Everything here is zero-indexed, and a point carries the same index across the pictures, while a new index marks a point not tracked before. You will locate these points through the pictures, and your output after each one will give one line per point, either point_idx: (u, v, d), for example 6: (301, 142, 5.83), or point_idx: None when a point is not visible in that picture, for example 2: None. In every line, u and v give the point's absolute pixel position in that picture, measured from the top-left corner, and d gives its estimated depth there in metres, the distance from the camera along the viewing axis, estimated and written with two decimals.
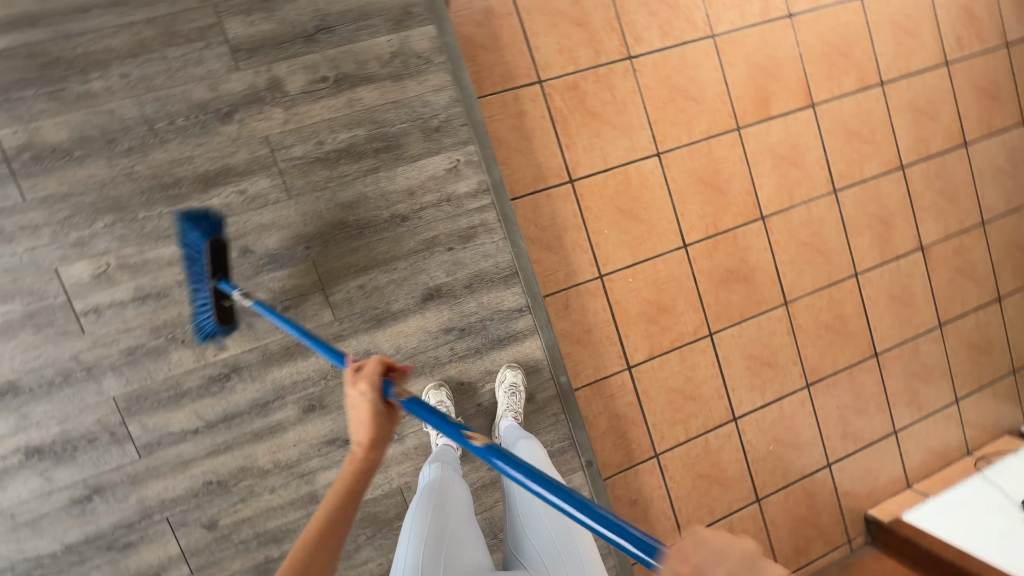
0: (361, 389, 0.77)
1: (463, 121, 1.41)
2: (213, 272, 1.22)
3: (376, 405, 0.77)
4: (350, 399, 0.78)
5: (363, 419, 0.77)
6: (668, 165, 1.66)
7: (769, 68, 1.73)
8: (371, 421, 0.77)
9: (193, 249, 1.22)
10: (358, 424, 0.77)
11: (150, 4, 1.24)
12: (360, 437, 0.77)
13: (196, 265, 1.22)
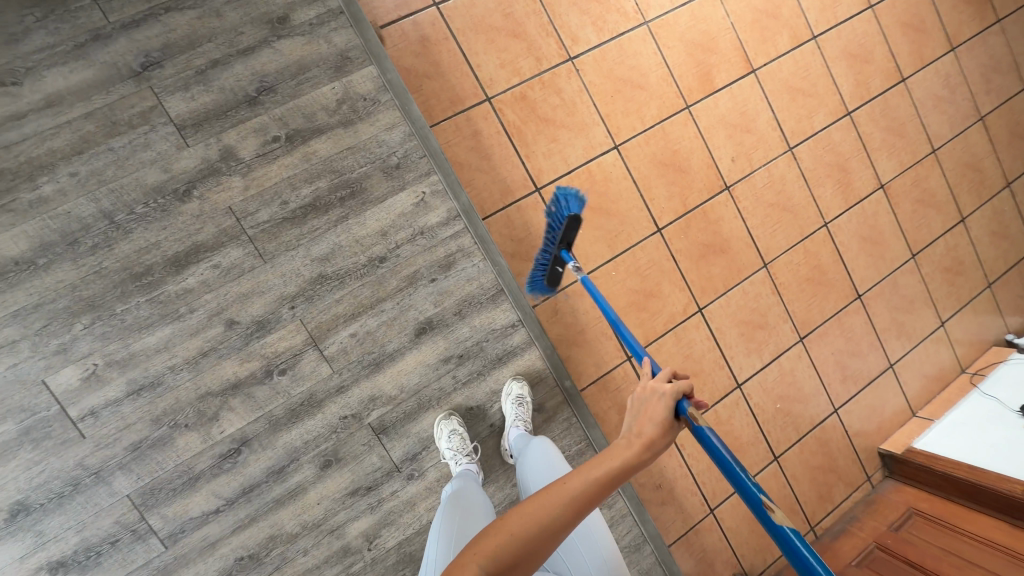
0: (664, 391, 0.80)
1: (421, 154, 1.42)
2: (561, 243, 1.31)
3: (666, 416, 0.77)
4: (638, 393, 0.82)
5: (655, 416, 0.78)
6: (628, 156, 1.69)
7: (705, 43, 1.77)
8: (659, 425, 0.77)
9: (554, 220, 1.29)
10: (645, 422, 0.77)
11: (85, 98, 1.22)
12: (644, 433, 0.76)
13: (552, 231, 1.30)
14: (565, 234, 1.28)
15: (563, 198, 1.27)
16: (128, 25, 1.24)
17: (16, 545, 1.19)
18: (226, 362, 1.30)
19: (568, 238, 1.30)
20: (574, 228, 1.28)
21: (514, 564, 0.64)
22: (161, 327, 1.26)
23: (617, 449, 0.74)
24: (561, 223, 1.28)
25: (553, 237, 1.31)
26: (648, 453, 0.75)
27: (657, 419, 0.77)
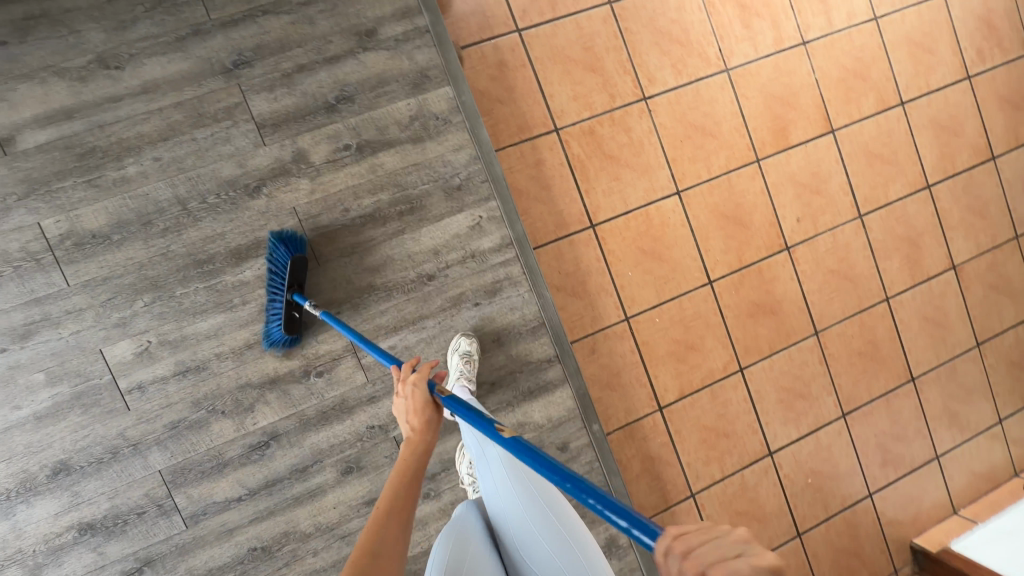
0: (411, 381, 0.85)
1: (483, 178, 1.42)
2: (289, 287, 1.27)
3: (426, 397, 0.83)
4: (398, 396, 0.86)
5: (417, 406, 0.83)
6: (688, 204, 1.65)
7: (785, 97, 1.72)
8: (424, 414, 0.83)
9: (277, 265, 1.28)
10: (412, 414, 0.83)
11: (178, 88, 1.28)
12: (414, 425, 0.82)
13: (277, 276, 1.28)
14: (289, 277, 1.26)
15: (273, 247, 1.27)
16: (228, 24, 1.29)
17: (52, 501, 1.25)
18: (268, 357, 1.33)
19: (293, 280, 1.27)
20: (300, 268, 1.27)
21: None
22: (214, 315, 1.31)
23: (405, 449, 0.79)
24: (282, 266, 1.28)
25: (276, 284, 1.28)
26: (427, 433, 0.82)
27: (420, 405, 0.83)
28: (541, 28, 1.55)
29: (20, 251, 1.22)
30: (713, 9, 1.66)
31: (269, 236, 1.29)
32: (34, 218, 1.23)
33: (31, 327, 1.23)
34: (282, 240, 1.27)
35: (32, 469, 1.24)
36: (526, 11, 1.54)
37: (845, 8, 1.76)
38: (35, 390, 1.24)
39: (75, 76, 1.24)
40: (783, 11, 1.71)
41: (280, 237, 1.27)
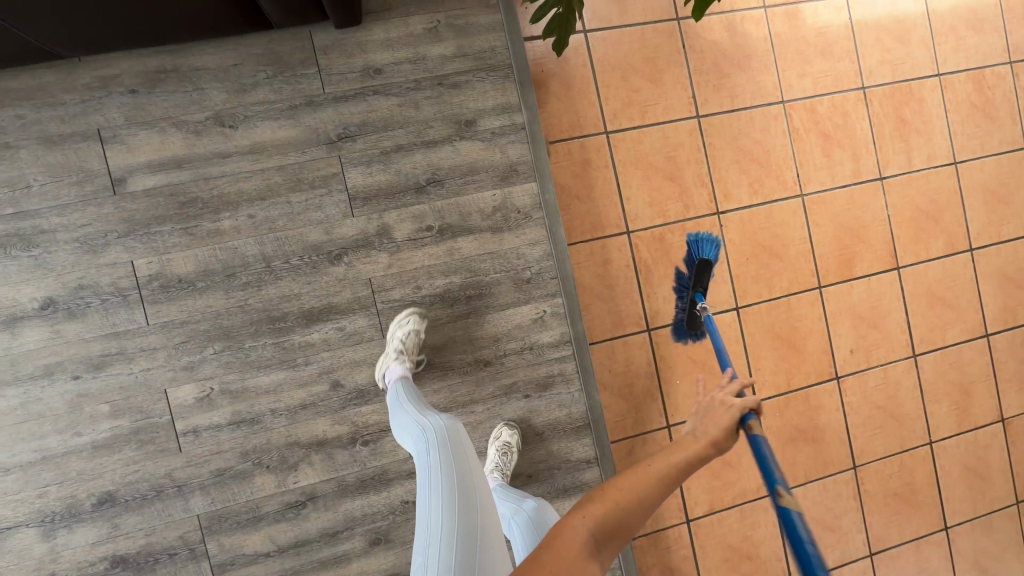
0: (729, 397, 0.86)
1: (553, 275, 1.45)
2: (696, 285, 1.37)
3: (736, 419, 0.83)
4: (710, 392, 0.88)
5: (720, 423, 0.82)
6: (745, 320, 1.66)
7: (856, 229, 1.73)
8: (725, 430, 0.82)
9: (689, 261, 1.38)
10: (710, 426, 0.81)
11: (283, 153, 1.34)
12: (709, 432, 0.81)
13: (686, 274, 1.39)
14: (699, 277, 1.37)
15: (698, 241, 1.37)
16: (340, 99, 1.36)
17: (92, 530, 1.28)
18: (320, 419, 1.36)
19: (701, 281, 1.37)
20: (705, 269, 1.36)
21: (613, 534, 0.71)
22: (276, 371, 1.34)
23: (688, 442, 0.80)
24: (693, 265, 1.37)
25: (686, 281, 1.39)
26: (726, 444, 0.81)
27: (727, 421, 0.83)
28: (628, 132, 1.59)
29: (110, 286, 1.28)
30: (796, 135, 1.69)
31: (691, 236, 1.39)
32: (129, 256, 1.29)
33: (105, 358, 1.28)
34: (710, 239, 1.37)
35: (80, 495, 1.27)
36: (617, 115, 1.58)
37: (926, 149, 1.78)
38: (98, 420, 1.28)
39: (191, 129, 1.30)
40: (865, 145, 1.74)
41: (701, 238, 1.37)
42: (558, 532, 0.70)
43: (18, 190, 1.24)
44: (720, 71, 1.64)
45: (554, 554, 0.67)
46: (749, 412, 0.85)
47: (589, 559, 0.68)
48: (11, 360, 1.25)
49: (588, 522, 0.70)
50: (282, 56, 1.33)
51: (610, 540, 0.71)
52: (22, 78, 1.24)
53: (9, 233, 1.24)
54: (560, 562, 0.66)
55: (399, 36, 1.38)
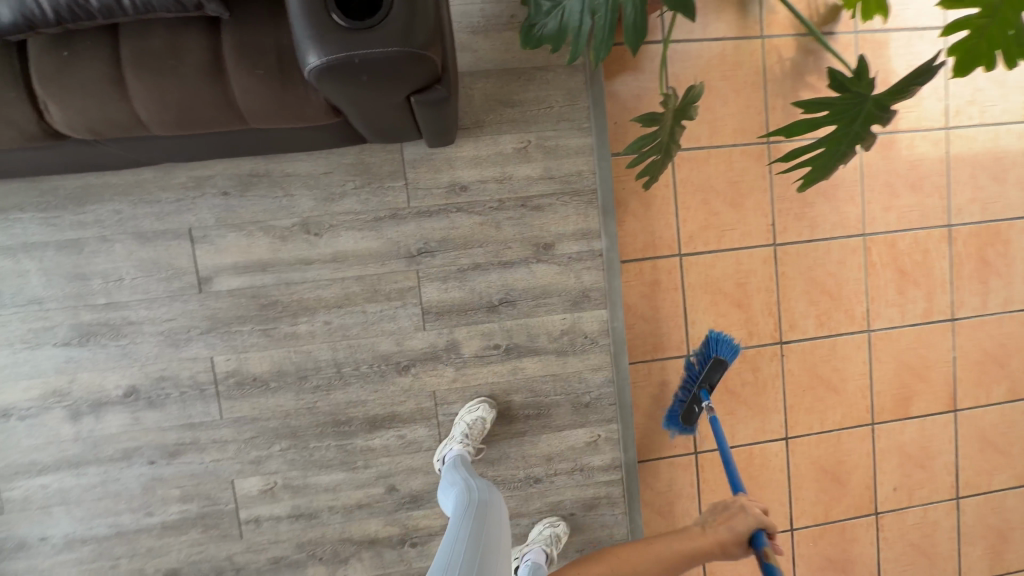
0: (739, 517, 1.08)
1: (612, 400, 1.47)
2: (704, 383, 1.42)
3: (739, 529, 1.06)
4: (726, 506, 1.12)
5: (724, 527, 1.08)
6: (792, 450, 1.66)
7: (918, 368, 1.70)
8: (729, 533, 1.07)
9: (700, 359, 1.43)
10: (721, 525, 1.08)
11: (363, 264, 1.35)
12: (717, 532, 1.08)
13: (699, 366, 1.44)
14: (708, 374, 1.41)
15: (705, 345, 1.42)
16: (423, 214, 1.36)
17: None
18: (373, 519, 1.42)
19: (710, 378, 1.42)
20: (716, 369, 1.41)
21: None
22: (337, 471, 1.39)
23: (699, 536, 1.08)
24: (707, 362, 1.43)
25: (696, 373, 1.44)
26: (719, 543, 1.07)
27: (733, 531, 1.07)
28: (702, 256, 1.57)
29: (189, 378, 1.33)
30: (872, 270, 1.65)
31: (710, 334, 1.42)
32: (209, 352, 1.33)
33: (180, 446, 1.34)
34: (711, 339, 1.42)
35: (147, 570, 1.36)
36: (693, 238, 1.56)
37: (1004, 292, 1.72)
38: (169, 502, 1.35)
39: (278, 234, 1.32)
40: (941, 284, 1.69)
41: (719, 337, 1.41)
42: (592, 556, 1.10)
43: (111, 282, 1.29)
44: (803, 198, 1.60)
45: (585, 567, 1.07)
46: (759, 531, 1.07)
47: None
48: (94, 441, 1.32)
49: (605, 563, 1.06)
50: (372, 167, 1.33)
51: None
52: (123, 175, 1.27)
53: (99, 322, 1.30)
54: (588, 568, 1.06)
55: (488, 155, 1.36)
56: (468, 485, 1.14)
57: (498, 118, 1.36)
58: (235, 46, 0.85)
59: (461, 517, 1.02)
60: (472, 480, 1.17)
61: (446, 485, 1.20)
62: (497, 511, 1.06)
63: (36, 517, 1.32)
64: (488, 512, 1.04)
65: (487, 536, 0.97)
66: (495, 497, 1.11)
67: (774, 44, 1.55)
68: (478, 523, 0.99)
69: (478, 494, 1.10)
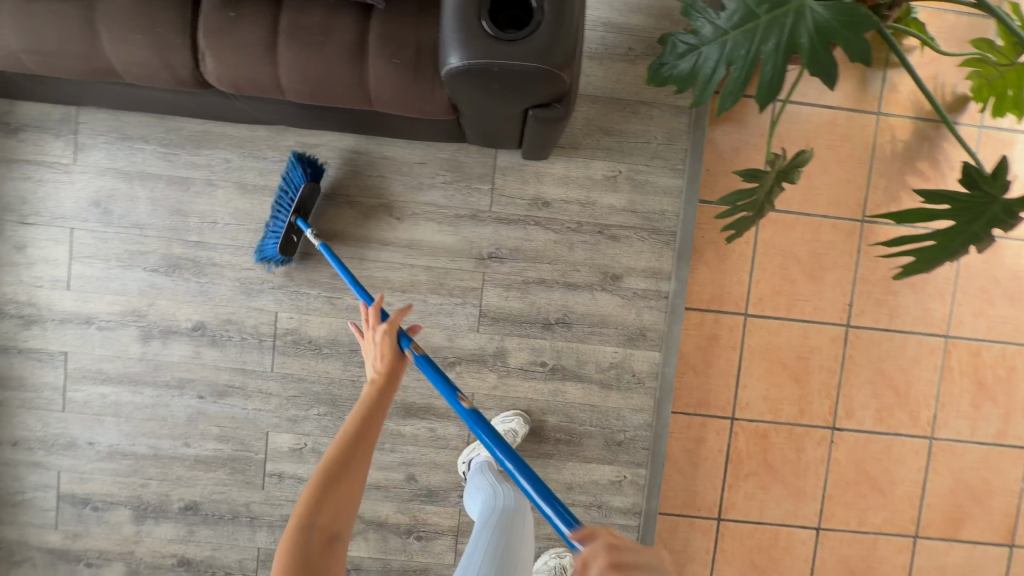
0: (381, 330, 0.89)
1: (645, 445, 1.43)
2: (296, 210, 1.29)
3: (392, 341, 0.88)
4: (368, 339, 0.91)
5: (383, 354, 0.87)
6: (822, 543, 1.56)
7: (978, 490, 1.58)
8: (387, 357, 0.86)
9: (290, 186, 1.29)
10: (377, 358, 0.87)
11: (434, 255, 1.39)
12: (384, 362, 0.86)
13: (287, 197, 1.30)
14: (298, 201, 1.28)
15: (290, 168, 1.28)
16: (501, 220, 1.39)
17: (171, 529, 1.43)
18: (387, 502, 1.43)
19: (302, 206, 1.29)
20: (309, 196, 1.30)
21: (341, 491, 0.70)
22: None
23: (371, 386, 0.82)
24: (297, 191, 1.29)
25: (286, 202, 1.30)
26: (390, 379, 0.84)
27: (385, 349, 0.87)
28: (769, 321, 1.52)
29: (252, 327, 1.40)
30: (948, 375, 1.55)
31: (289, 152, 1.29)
32: (275, 307, 1.40)
33: (229, 388, 1.41)
34: (302, 162, 1.28)
35: (171, 496, 1.42)
36: (762, 301, 1.51)
37: None
38: (206, 438, 1.42)
39: (362, 211, 1.38)
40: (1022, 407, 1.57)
41: (301, 159, 1.28)
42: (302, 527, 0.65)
43: (206, 223, 1.38)
44: (888, 285, 1.53)
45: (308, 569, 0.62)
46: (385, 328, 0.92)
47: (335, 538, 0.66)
48: (155, 364, 1.40)
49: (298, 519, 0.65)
50: (464, 166, 1.37)
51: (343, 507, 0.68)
52: (240, 128, 1.36)
53: (186, 256, 1.38)
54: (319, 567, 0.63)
55: (577, 176, 1.38)
56: (494, 494, 1.10)
57: (594, 143, 1.37)
58: (380, 34, 0.90)
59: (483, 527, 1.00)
60: (499, 486, 1.15)
61: (474, 488, 1.18)
62: (518, 521, 1.01)
63: (89, 422, 1.41)
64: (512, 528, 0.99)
65: (507, 551, 0.94)
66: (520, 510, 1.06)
67: (889, 123, 1.50)
68: (498, 538, 0.96)
69: (502, 503, 1.07)
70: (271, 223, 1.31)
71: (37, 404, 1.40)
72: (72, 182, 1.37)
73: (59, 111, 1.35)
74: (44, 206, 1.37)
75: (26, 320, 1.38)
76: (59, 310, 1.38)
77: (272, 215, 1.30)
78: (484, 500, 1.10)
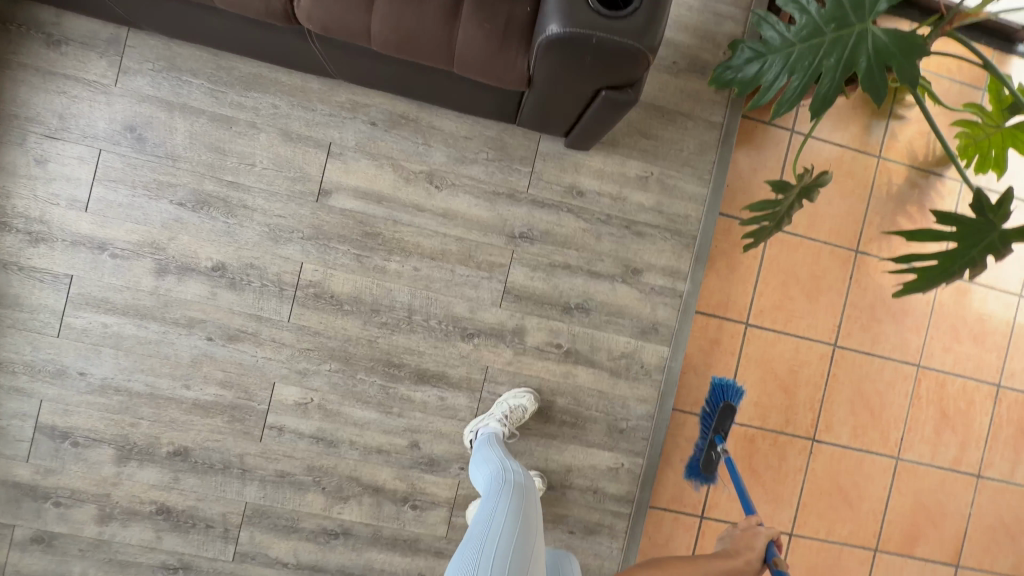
0: (760, 530, 1.09)
1: (645, 435, 1.49)
2: (717, 430, 1.38)
3: (760, 540, 1.07)
4: (739, 524, 1.11)
5: (751, 542, 1.06)
6: (792, 548, 1.65)
7: (933, 512, 1.71)
8: (751, 544, 1.06)
9: (710, 408, 1.39)
10: (743, 541, 1.06)
11: (468, 227, 1.43)
12: (743, 550, 1.05)
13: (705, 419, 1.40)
14: (720, 421, 1.37)
15: (715, 389, 1.39)
16: (536, 202, 1.45)
17: (156, 474, 1.37)
18: (386, 468, 1.42)
19: (721, 427, 1.38)
20: (727, 415, 1.37)
21: None
22: (371, 409, 1.41)
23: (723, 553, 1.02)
24: (715, 409, 1.38)
25: (706, 421, 1.39)
26: (744, 563, 1.02)
27: (753, 544, 1.06)
28: (766, 332, 1.62)
29: (275, 275, 1.38)
30: (917, 401, 1.69)
31: (717, 380, 1.39)
32: (302, 257, 1.39)
33: (240, 334, 1.38)
34: (727, 388, 1.38)
35: (161, 440, 1.36)
36: (762, 313, 1.62)
37: None
38: (208, 382, 1.37)
39: (404, 175, 1.41)
40: (976, 439, 1.72)
41: (725, 385, 1.38)
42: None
43: (243, 164, 1.37)
44: (873, 312, 1.67)
45: None
46: (771, 543, 1.08)
47: None
48: (166, 300, 1.36)
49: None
50: (508, 147, 1.43)
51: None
52: (293, 77, 1.37)
53: (218, 195, 1.37)
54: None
55: (612, 172, 1.46)
56: (503, 464, 1.15)
57: (631, 143, 1.46)
58: None
59: (497, 493, 1.04)
60: (506, 460, 1.17)
61: (480, 459, 1.21)
62: (531, 494, 1.05)
63: (85, 351, 1.34)
64: (526, 497, 1.04)
65: (524, 518, 0.98)
66: (530, 480, 1.11)
67: (887, 168, 1.66)
68: (518, 505, 1.01)
69: (512, 475, 1.10)
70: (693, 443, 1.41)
71: (30, 326, 1.33)
72: (109, 104, 1.33)
73: (108, 31, 1.33)
74: (75, 123, 1.33)
75: (33, 238, 1.32)
76: (72, 232, 1.33)
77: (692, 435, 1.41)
78: (493, 469, 1.13)
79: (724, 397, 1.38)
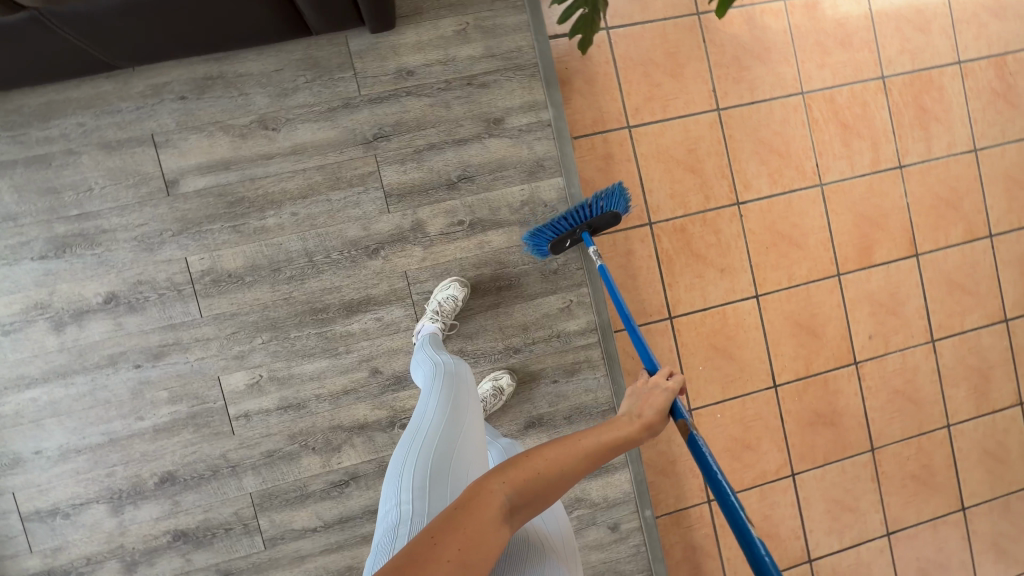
0: (669, 387, 0.88)
1: (579, 265, 1.51)
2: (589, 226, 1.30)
3: (667, 398, 0.86)
4: (644, 381, 0.90)
5: (657, 402, 0.85)
6: (765, 308, 1.71)
7: (874, 217, 1.76)
8: (657, 401, 0.85)
9: (597, 204, 1.28)
10: (647, 404, 0.84)
11: (322, 152, 1.41)
12: (646, 413, 0.82)
13: (585, 210, 1.29)
14: (595, 220, 1.29)
15: (611, 191, 1.28)
16: (374, 100, 1.43)
17: (155, 507, 1.39)
18: (361, 404, 1.45)
19: (595, 224, 1.30)
20: (606, 221, 1.31)
21: (532, 496, 0.67)
22: (320, 358, 1.43)
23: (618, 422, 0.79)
24: (598, 210, 1.29)
25: (582, 215, 1.29)
26: (644, 432, 0.80)
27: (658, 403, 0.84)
28: (650, 126, 1.63)
29: (166, 281, 1.37)
30: (816, 126, 1.72)
31: (615, 184, 1.29)
32: (183, 253, 1.38)
33: (164, 348, 1.38)
34: (620, 198, 1.29)
35: (144, 474, 1.38)
36: (639, 110, 1.63)
37: (945, 137, 1.80)
38: (158, 405, 1.38)
39: (237, 132, 1.38)
40: (884, 134, 1.76)
41: (621, 195, 1.29)
42: (473, 492, 0.64)
43: (82, 193, 1.34)
44: (739, 63, 1.67)
45: (472, 513, 0.61)
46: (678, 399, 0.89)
47: (501, 524, 0.63)
48: (79, 350, 1.35)
49: (509, 489, 0.65)
50: (321, 61, 1.40)
51: (527, 508, 0.66)
52: (84, 89, 1.33)
53: (74, 233, 1.34)
54: (483, 516, 0.61)
55: (430, 39, 1.44)
56: (436, 360, 1.18)
57: (435, 4, 1.44)
58: None
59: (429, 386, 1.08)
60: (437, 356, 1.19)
61: (417, 361, 1.24)
62: (462, 379, 1.08)
63: (29, 431, 1.34)
64: (456, 381, 1.08)
65: (453, 397, 1.03)
66: (462, 368, 1.15)
67: None
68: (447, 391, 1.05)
69: (443, 369, 1.12)
70: (559, 218, 1.30)
71: None
72: None
73: None
74: None
75: None
76: None
77: (566, 213, 1.28)
78: (427, 368, 1.17)
79: (613, 203, 1.30)
